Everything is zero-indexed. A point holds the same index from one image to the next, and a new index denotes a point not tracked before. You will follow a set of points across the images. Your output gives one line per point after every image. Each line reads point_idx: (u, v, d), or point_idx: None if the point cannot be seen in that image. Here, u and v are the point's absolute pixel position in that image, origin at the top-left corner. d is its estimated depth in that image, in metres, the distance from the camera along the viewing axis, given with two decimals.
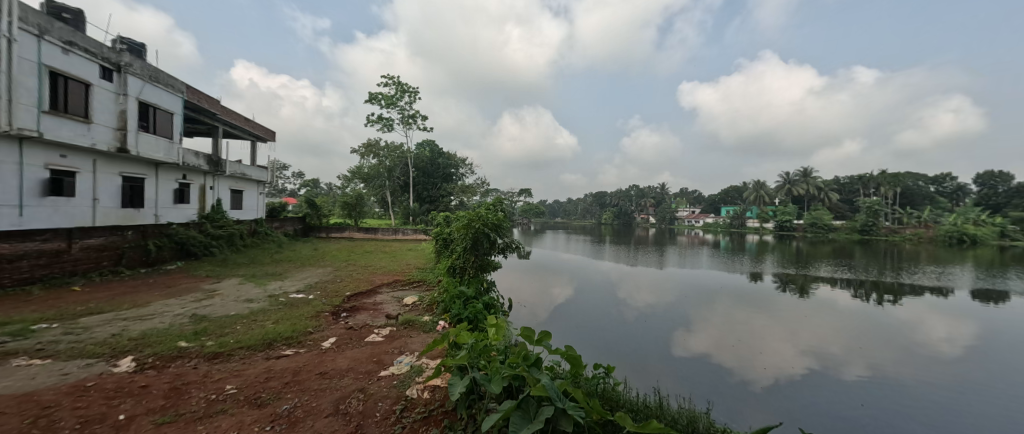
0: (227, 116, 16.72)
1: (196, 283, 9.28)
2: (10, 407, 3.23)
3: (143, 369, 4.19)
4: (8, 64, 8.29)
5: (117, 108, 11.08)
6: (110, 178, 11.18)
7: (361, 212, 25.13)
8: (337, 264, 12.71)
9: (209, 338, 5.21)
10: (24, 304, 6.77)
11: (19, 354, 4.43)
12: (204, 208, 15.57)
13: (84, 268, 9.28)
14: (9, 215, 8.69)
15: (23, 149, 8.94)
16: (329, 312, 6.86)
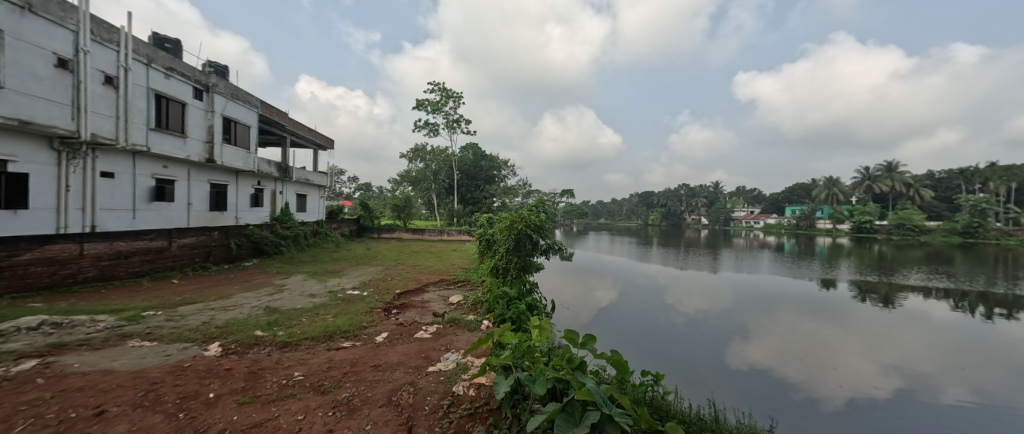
0: (293, 128, 18.36)
1: (268, 278, 10.31)
2: (127, 381, 3.83)
3: (227, 354, 4.75)
4: (125, 89, 9.82)
5: (206, 123, 12.62)
6: (200, 185, 12.78)
7: (410, 214, 26.35)
8: (387, 263, 13.46)
9: (280, 328, 5.79)
10: (137, 294, 7.96)
11: (134, 336, 5.23)
12: (275, 211, 17.24)
13: (181, 263, 10.68)
14: (126, 218, 10.25)
15: (136, 162, 10.51)
16: (381, 308, 7.31)
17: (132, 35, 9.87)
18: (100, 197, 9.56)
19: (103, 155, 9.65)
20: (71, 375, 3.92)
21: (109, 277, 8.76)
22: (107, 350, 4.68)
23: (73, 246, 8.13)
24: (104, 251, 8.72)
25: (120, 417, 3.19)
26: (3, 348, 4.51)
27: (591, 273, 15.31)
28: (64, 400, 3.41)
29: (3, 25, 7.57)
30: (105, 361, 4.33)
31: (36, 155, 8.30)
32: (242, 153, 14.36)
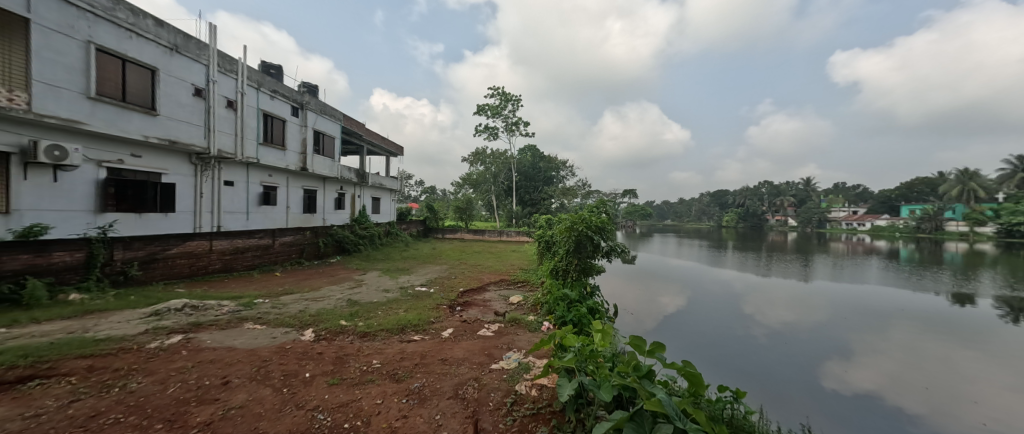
0: (370, 137, 20.11)
1: (349, 274, 11.45)
2: (244, 357, 4.53)
3: (319, 340, 5.37)
4: (241, 111, 11.62)
5: (300, 137, 14.43)
6: (296, 191, 14.61)
7: (471, 216, 27.33)
8: (451, 262, 14.13)
9: (360, 319, 6.40)
10: (249, 284, 9.37)
11: (249, 319, 6.17)
12: (354, 212, 19.06)
13: (282, 259, 12.28)
14: (241, 219, 12.09)
15: (250, 172, 12.36)
16: (446, 305, 7.71)
17: (247, 64, 11.66)
18: (223, 202, 11.41)
19: (226, 167, 11.51)
20: (204, 349, 4.74)
21: (229, 268, 10.32)
22: (230, 330, 5.58)
23: (204, 242, 9.62)
24: (226, 247, 10.27)
25: (240, 387, 3.77)
26: (160, 324, 5.61)
27: (655, 277, 14.49)
28: (200, 369, 4.13)
29: (159, 65, 9.39)
30: (229, 339, 5.16)
31: (180, 169, 10.17)
32: (329, 161, 16.25)
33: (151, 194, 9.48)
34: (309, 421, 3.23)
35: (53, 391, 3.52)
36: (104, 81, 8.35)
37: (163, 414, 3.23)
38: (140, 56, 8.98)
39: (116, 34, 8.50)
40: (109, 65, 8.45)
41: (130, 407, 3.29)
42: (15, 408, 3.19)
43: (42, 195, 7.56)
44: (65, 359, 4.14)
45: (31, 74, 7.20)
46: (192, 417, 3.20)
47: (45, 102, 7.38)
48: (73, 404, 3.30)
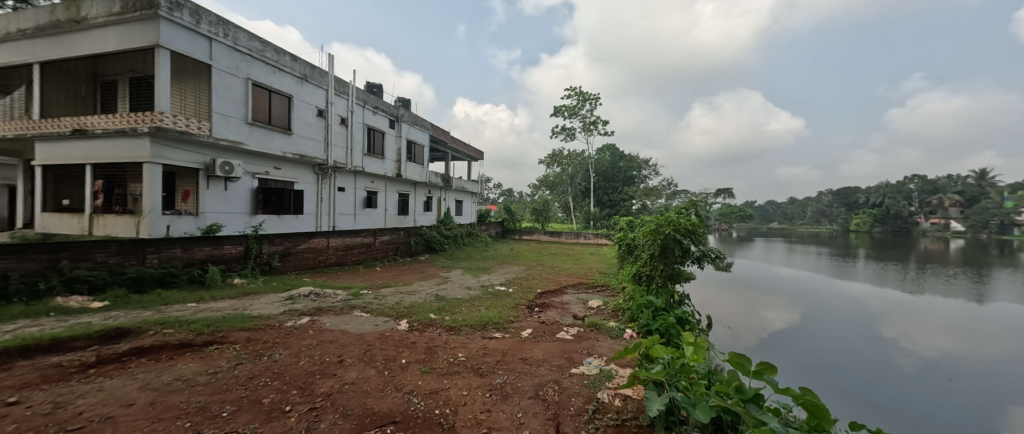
0: (454, 144, 21.44)
1: (436, 271, 12.35)
2: (353, 340, 5.18)
3: (412, 330, 5.91)
4: (350, 126, 13.35)
5: (395, 146, 16.04)
6: (392, 195, 16.25)
7: (548, 217, 27.14)
8: (528, 263, 14.31)
9: (446, 314, 6.86)
10: (356, 276, 10.69)
11: (356, 307, 7.06)
12: (440, 214, 20.50)
13: (381, 255, 13.71)
14: (348, 220, 13.87)
15: (357, 179, 14.10)
16: (524, 305, 7.82)
17: (356, 86, 13.37)
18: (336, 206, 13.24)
19: (339, 176, 13.32)
20: (324, 331, 5.54)
21: (341, 262, 11.87)
22: (342, 316, 6.43)
23: (323, 239, 11.20)
24: (339, 244, 11.82)
25: (351, 366, 4.31)
26: (292, 307, 6.72)
27: (755, 286, 12.81)
28: (322, 347, 4.84)
29: (293, 92, 11.31)
30: (342, 324, 5.95)
31: (306, 177, 12.06)
32: (420, 168, 17.84)
33: (286, 199, 11.40)
34: (406, 403, 3.56)
35: (223, 355, 4.44)
36: (256, 109, 10.31)
37: (296, 382, 3.85)
38: (280, 86, 10.89)
39: (265, 70, 10.45)
40: (260, 95, 10.41)
41: (273, 374, 3.99)
42: (201, 365, 4.10)
43: (216, 201, 9.59)
44: (231, 330, 5.21)
45: (211, 107, 9.23)
46: (317, 387, 3.75)
47: (219, 128, 9.39)
48: (238, 366, 4.14)
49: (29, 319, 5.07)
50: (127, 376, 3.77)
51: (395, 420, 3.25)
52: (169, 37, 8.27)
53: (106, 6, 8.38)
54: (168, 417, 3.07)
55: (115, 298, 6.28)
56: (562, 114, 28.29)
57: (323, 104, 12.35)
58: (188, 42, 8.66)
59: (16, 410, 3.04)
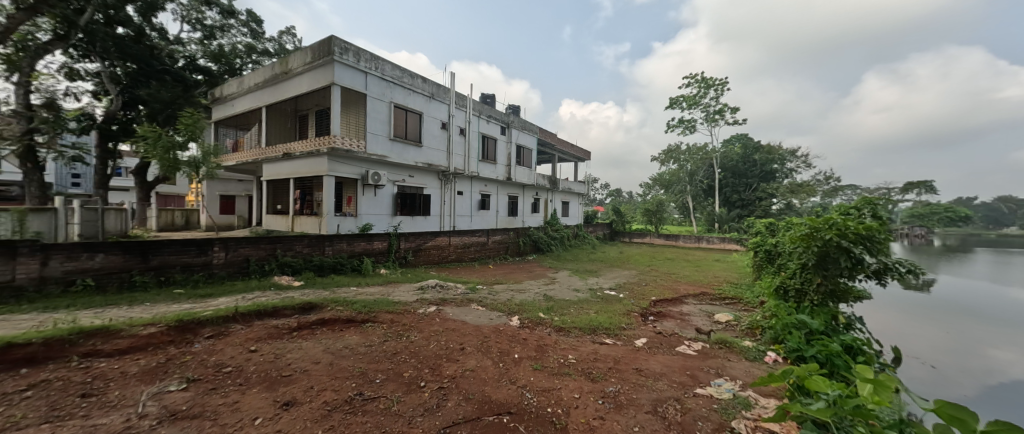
0: (561, 145, 21.59)
1: (544, 271, 12.60)
2: (471, 331, 5.65)
3: (524, 327, 6.16)
4: (468, 135, 14.62)
5: (505, 152, 17.01)
6: (503, 197, 17.25)
7: (662, 219, 25.01)
8: (641, 268, 13.44)
9: (555, 314, 6.94)
10: (473, 272, 11.62)
11: (473, 300, 7.67)
12: (547, 215, 20.91)
13: (494, 254, 14.58)
14: (465, 220, 15.24)
15: (473, 183, 15.37)
16: (638, 312, 7.38)
17: (473, 98, 14.60)
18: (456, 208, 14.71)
19: (458, 181, 14.73)
20: (448, 320, 6.19)
21: (460, 259, 13.03)
22: (462, 307, 7.08)
23: (446, 237, 12.47)
24: (459, 243, 12.98)
25: (471, 354, 4.70)
26: (423, 296, 7.69)
27: (968, 315, 9.49)
28: (447, 334, 5.41)
29: (423, 109, 12.96)
30: (463, 315, 6.55)
31: (433, 183, 13.67)
32: (528, 171, 18.55)
33: (417, 203, 13.14)
34: (520, 397, 3.73)
35: (375, 332, 5.35)
36: (396, 127, 12.14)
37: (428, 362, 4.40)
38: (414, 105, 12.60)
39: (403, 93, 12.23)
40: (399, 114, 12.22)
41: (410, 352, 4.63)
42: (360, 338, 5.02)
43: (368, 205, 11.60)
44: (379, 312, 6.24)
45: (366, 128, 11.21)
46: (445, 370, 4.22)
47: (371, 145, 11.34)
48: (386, 342, 4.96)
49: (258, 291, 6.96)
50: (313, 340, 4.85)
51: (511, 411, 3.44)
52: (339, 75, 10.35)
53: (303, 58, 10.97)
54: (341, 376, 3.85)
55: (305, 279, 8.12)
56: (680, 106, 25.77)
57: (446, 118, 13.85)
58: (352, 77, 10.69)
59: (254, 355, 4.22)
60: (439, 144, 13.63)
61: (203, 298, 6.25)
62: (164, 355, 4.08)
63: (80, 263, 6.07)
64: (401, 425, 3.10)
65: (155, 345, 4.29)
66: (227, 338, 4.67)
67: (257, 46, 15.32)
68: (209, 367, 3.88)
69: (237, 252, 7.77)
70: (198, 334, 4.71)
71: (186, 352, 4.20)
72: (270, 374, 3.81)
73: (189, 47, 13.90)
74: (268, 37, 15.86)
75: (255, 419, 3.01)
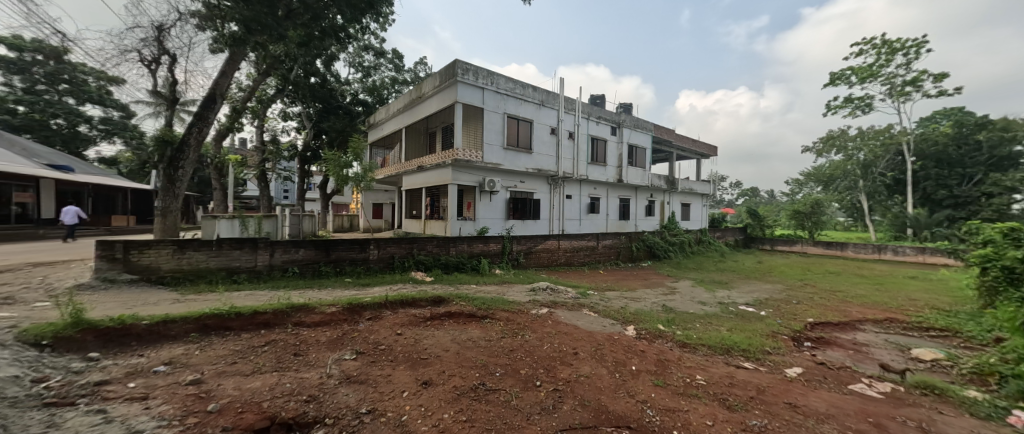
0: (681, 142, 19.77)
1: (662, 279, 11.61)
2: (585, 336, 5.62)
3: (641, 338, 5.81)
4: (577, 138, 14.61)
5: (617, 152, 16.42)
6: (614, 200, 16.70)
7: (820, 223, 20.41)
8: (789, 282, 11.22)
9: (677, 327, 6.37)
10: (583, 277, 11.46)
11: (585, 306, 7.57)
12: (664, 218, 19.39)
13: (604, 259, 14.10)
14: (575, 223, 15.24)
15: (582, 186, 15.31)
16: (788, 336, 6.23)
17: (582, 101, 14.54)
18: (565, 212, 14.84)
19: (568, 184, 14.83)
20: (560, 323, 6.26)
21: (569, 262, 12.99)
22: (574, 312, 7.06)
23: (556, 241, 12.61)
24: (568, 246, 12.97)
25: (586, 360, 4.66)
26: (535, 297, 7.92)
27: None
28: (560, 337, 5.49)
29: (534, 117, 13.45)
30: (576, 319, 6.55)
31: (543, 188, 14.06)
32: (642, 172, 17.50)
33: (528, 207, 13.68)
34: (641, 412, 3.55)
35: (493, 327, 5.78)
36: (510, 135, 12.87)
37: (543, 362, 4.52)
38: (525, 114, 13.18)
39: (515, 103, 12.91)
40: (512, 124, 12.92)
41: (526, 351, 4.84)
42: (481, 332, 5.47)
43: (485, 210, 12.55)
44: (496, 310, 6.68)
45: (483, 139, 12.17)
46: (559, 372, 4.28)
47: (488, 154, 12.28)
48: (503, 338, 5.30)
49: (400, 284, 8.21)
50: (443, 330, 5.50)
51: (630, 426, 3.31)
52: (461, 93, 11.49)
53: (433, 82, 12.57)
54: (467, 365, 4.25)
55: (434, 276, 9.21)
56: (846, 82, 20.79)
57: (556, 123, 14.08)
58: (471, 94, 11.76)
59: (400, 338, 5.00)
60: (549, 149, 13.95)
61: (363, 287, 7.67)
62: (341, 330, 5.16)
63: (291, 255, 8.09)
64: (521, 420, 3.28)
65: (335, 321, 5.46)
66: (381, 321, 5.65)
67: (399, 77, 18.19)
68: (370, 343, 4.75)
69: (384, 250, 9.27)
70: (361, 315, 5.83)
71: (355, 329, 5.25)
72: (412, 355, 4.46)
73: (353, 86, 17.31)
74: (407, 69, 18.65)
75: (403, 392, 3.56)
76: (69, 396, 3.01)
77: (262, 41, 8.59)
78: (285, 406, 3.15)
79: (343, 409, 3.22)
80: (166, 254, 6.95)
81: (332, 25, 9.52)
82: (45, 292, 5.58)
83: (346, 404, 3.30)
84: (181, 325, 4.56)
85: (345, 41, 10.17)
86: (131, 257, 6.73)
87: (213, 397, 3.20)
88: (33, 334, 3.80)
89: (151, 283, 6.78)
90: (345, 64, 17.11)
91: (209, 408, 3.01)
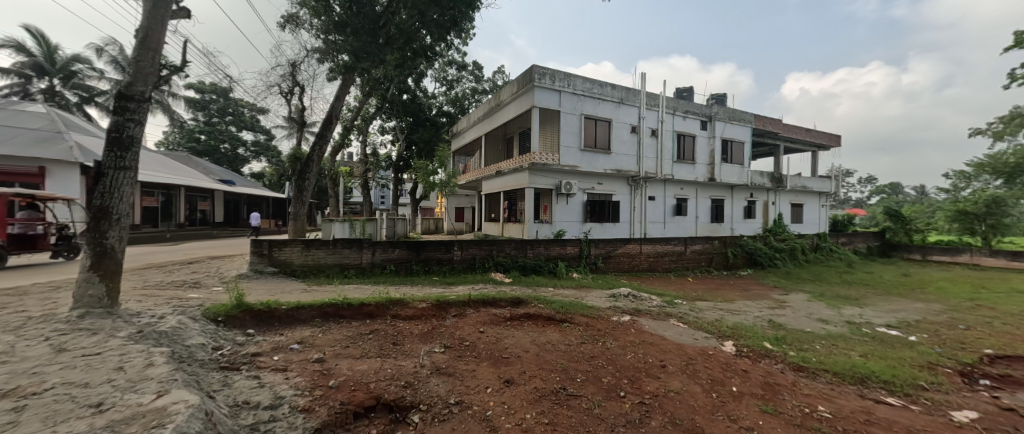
0: (789, 133, 17.31)
1: (767, 291, 10.22)
2: (673, 348, 5.24)
3: (742, 356, 5.18)
4: (661, 136, 13.77)
5: (709, 148, 15.04)
6: (704, 201, 15.32)
7: (997, 228, 15.96)
8: (950, 302, 8.98)
9: (789, 347, 5.55)
10: (670, 284, 10.68)
11: (673, 316, 7.06)
12: (768, 222, 17.17)
13: (693, 265, 12.94)
14: (658, 227, 14.35)
15: (666, 186, 14.36)
16: (951, 370, 5.00)
17: (667, 96, 13.65)
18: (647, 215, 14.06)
19: (650, 185, 14.05)
20: (644, 332, 5.94)
21: (653, 268, 12.23)
22: (660, 321, 6.63)
23: (637, 245, 11.97)
24: (651, 251, 12.22)
25: (675, 374, 4.35)
26: (616, 304, 7.64)
27: None
28: (646, 347, 5.20)
29: (612, 116, 13.02)
30: (662, 329, 6.16)
31: (623, 189, 13.54)
32: (739, 168, 15.71)
33: (606, 209, 13.28)
34: None
35: (573, 332, 5.72)
36: (587, 136, 12.64)
37: (626, 372, 4.35)
38: (603, 113, 12.83)
39: (593, 103, 12.65)
40: (590, 124, 12.68)
41: (608, 359, 4.70)
42: (560, 336, 5.47)
43: (562, 212, 12.50)
44: (575, 314, 6.60)
45: (561, 142, 12.15)
46: (645, 384, 4.06)
47: (565, 157, 12.24)
48: (582, 344, 5.22)
49: (482, 284, 8.61)
50: (523, 331, 5.62)
51: None
52: (538, 97, 11.65)
53: (511, 89, 12.95)
54: (547, 368, 4.30)
55: (512, 278, 9.46)
56: None
57: (637, 121, 13.43)
58: (548, 97, 11.85)
59: (482, 335, 5.26)
60: (630, 149, 13.37)
61: (449, 286, 8.23)
62: (430, 324, 5.61)
63: (388, 254, 9.03)
64: (604, 430, 3.21)
65: (425, 316, 5.96)
66: (465, 318, 6.00)
67: (479, 87, 19.15)
68: (456, 338, 5.09)
69: (467, 252, 9.81)
70: (448, 312, 6.25)
71: (443, 324, 5.67)
72: (494, 353, 4.66)
73: (438, 99, 18.70)
74: (487, 78, 19.53)
75: (488, 388, 3.75)
76: (236, 362, 3.80)
77: (366, 67, 9.79)
78: (388, 389, 3.55)
79: (434, 397, 3.50)
80: (296, 252, 8.30)
81: (422, 46, 10.44)
82: (218, 279, 7.11)
83: (437, 393, 3.58)
84: (307, 312, 5.41)
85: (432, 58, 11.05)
86: (271, 253, 8.18)
87: (333, 374, 3.74)
88: (212, 312, 4.87)
89: (286, 275, 8.17)
90: (432, 80, 18.58)
91: (330, 384, 3.53)
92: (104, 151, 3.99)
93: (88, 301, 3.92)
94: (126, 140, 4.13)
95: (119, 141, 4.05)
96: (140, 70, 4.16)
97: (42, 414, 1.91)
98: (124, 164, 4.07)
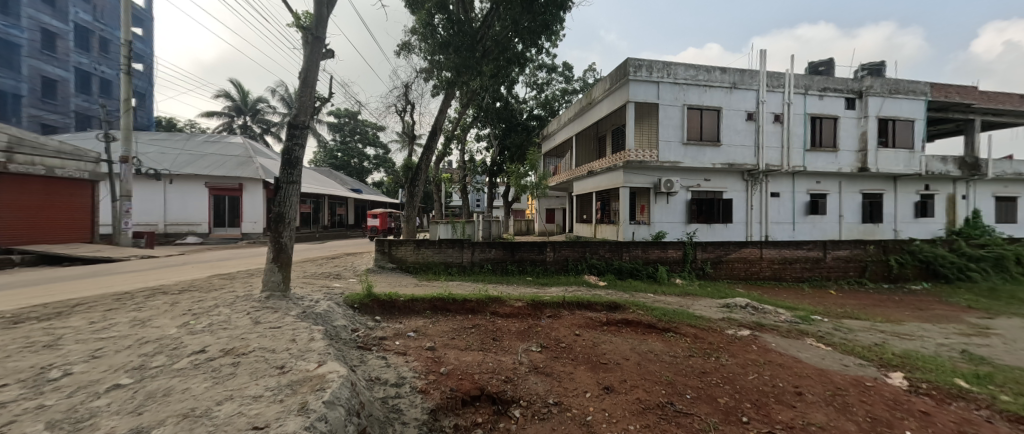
0: (985, 104, 13.19)
1: (955, 312, 7.90)
2: (813, 374, 4.39)
3: (919, 394, 4.08)
4: (788, 121, 11.81)
5: (859, 131, 12.33)
6: (852, 196, 12.62)
7: None
8: None
9: (999, 390, 4.18)
10: (804, 297, 9.05)
11: (809, 335, 5.94)
12: (954, 222, 13.29)
13: (836, 275, 10.73)
14: (786, 228, 12.31)
15: (796, 179, 12.25)
16: None
17: (795, 73, 11.65)
18: (771, 214, 12.17)
19: (773, 180, 12.15)
20: (770, 351, 5.14)
21: (779, 277, 10.50)
22: (792, 340, 5.65)
23: (758, 249, 10.40)
24: (777, 257, 10.49)
25: (816, 405, 3.67)
26: (731, 316, 6.77)
27: None
28: (774, 370, 4.48)
29: (724, 103, 11.62)
30: (795, 350, 5.25)
31: (737, 186, 12.00)
32: (903, 154, 12.50)
33: (717, 209, 11.93)
34: None
35: (678, 343, 5.27)
36: (692, 128, 11.52)
37: (749, 396, 3.81)
38: (712, 102, 11.55)
39: (698, 91, 11.48)
40: (695, 116, 11.53)
41: (724, 377, 4.19)
42: (664, 346, 5.08)
43: (662, 213, 11.64)
44: (681, 324, 6.06)
45: (661, 136, 11.31)
46: (774, 412, 3.51)
47: (666, 152, 11.35)
48: (691, 357, 4.75)
49: (576, 286, 8.53)
50: (621, 337, 5.38)
51: None
52: (634, 91, 11.04)
53: (604, 86, 12.57)
54: (651, 379, 4.03)
55: (607, 281, 9.15)
56: None
57: (755, 106, 11.74)
58: (647, 90, 11.13)
59: (577, 338, 5.20)
60: (746, 139, 11.75)
61: (542, 286, 8.35)
62: (526, 323, 5.76)
63: (486, 253, 9.57)
64: None
65: (522, 314, 6.16)
66: (559, 319, 6.00)
67: (571, 88, 19.06)
68: (551, 339, 5.13)
69: (560, 253, 9.78)
70: (542, 312, 6.33)
71: (536, 324, 5.76)
72: (591, 357, 4.57)
73: (530, 103, 19.16)
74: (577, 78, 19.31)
75: (586, 392, 3.69)
76: (369, 343, 4.47)
77: (466, 80, 10.55)
78: (490, 381, 3.75)
79: (534, 395, 3.59)
80: (409, 250, 9.34)
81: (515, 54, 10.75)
82: (353, 272, 8.47)
83: (536, 392, 3.66)
84: (420, 304, 6.06)
85: (526, 64, 11.29)
86: (390, 251, 9.34)
87: (444, 362, 4.13)
88: (350, 300, 5.80)
89: (401, 270, 9.27)
90: (524, 85, 19.13)
91: (441, 371, 3.90)
92: (281, 170, 5.11)
93: (271, 285, 5.05)
94: (293, 161, 5.17)
95: (289, 161, 5.12)
96: (301, 104, 5.19)
97: (249, 369, 2.54)
98: (294, 179, 5.13)
